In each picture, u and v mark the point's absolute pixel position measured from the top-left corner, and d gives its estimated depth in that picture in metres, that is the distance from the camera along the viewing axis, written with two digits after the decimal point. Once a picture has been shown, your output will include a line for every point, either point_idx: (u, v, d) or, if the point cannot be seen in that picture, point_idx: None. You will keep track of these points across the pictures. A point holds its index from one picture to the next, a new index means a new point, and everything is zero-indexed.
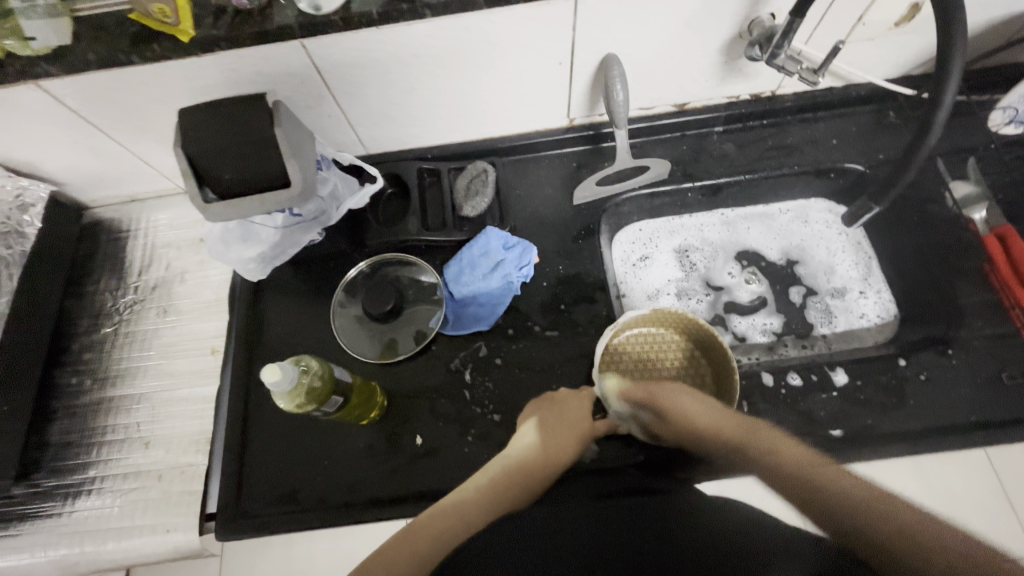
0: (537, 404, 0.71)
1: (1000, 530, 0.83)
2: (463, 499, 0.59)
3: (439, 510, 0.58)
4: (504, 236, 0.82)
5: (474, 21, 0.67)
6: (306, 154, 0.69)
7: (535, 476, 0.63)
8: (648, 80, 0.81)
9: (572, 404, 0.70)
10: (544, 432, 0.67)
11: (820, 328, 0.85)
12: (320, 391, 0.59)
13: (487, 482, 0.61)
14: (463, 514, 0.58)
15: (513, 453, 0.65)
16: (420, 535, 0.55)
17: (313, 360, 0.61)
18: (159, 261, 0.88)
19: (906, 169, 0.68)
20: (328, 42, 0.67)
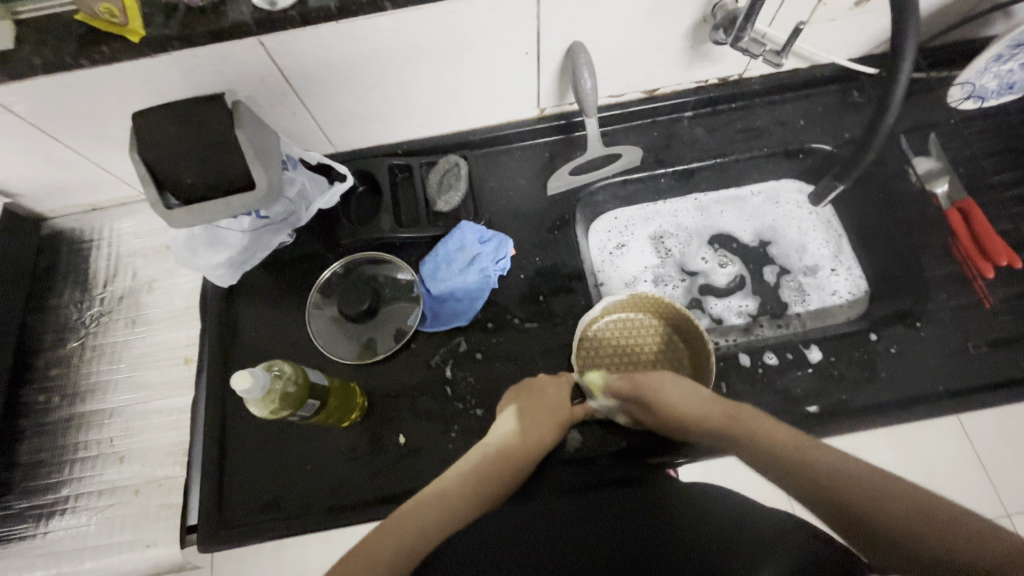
0: (516, 392, 0.72)
1: (975, 491, 0.86)
2: (446, 486, 0.59)
3: (421, 500, 0.57)
4: (479, 229, 0.82)
5: (436, 13, 0.66)
6: (270, 154, 0.67)
7: (517, 462, 0.63)
8: (616, 67, 0.81)
9: (550, 390, 0.72)
10: (524, 419, 0.68)
11: (794, 306, 0.86)
12: (295, 396, 0.58)
13: (468, 470, 0.61)
14: (446, 503, 0.57)
15: (491, 441, 0.65)
16: (401, 525, 0.53)
17: (287, 364, 0.59)
18: (125, 271, 0.86)
19: (869, 147, 0.70)
20: (286, 39, 0.65)
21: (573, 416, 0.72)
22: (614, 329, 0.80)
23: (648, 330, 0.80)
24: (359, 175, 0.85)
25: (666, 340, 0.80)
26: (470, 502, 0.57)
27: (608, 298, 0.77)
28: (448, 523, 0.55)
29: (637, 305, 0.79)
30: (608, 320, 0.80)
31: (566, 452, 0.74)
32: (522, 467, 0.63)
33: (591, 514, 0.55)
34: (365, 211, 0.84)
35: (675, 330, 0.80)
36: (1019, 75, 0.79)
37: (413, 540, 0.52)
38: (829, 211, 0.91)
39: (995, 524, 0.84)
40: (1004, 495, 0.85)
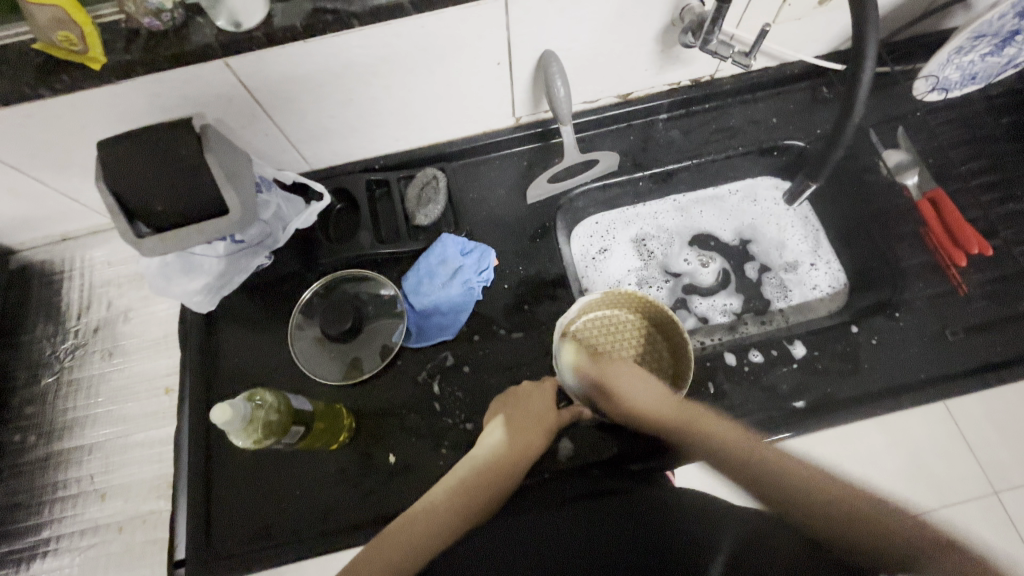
0: (502, 402, 0.72)
1: (964, 474, 0.87)
2: (437, 499, 0.59)
3: (414, 517, 0.57)
4: (460, 241, 0.81)
5: (405, 27, 0.66)
6: (243, 176, 0.66)
7: (503, 472, 0.63)
8: (589, 73, 0.81)
9: (536, 398, 0.72)
10: (511, 429, 0.68)
11: (776, 302, 0.87)
12: (279, 424, 0.56)
13: (456, 482, 0.61)
14: (435, 518, 0.57)
15: (479, 453, 0.65)
16: (395, 542, 0.55)
17: (267, 392, 0.57)
18: (99, 302, 0.84)
19: (839, 143, 0.71)
20: (253, 59, 0.64)
21: (561, 422, 0.71)
22: (595, 328, 0.79)
23: (630, 328, 0.80)
24: (337, 192, 0.84)
25: (649, 337, 0.80)
26: (458, 511, 0.58)
27: (587, 296, 0.76)
28: (437, 539, 0.55)
29: (625, 302, 0.79)
30: (592, 320, 0.79)
31: (559, 461, 0.74)
32: (508, 472, 0.63)
33: (577, 518, 0.56)
34: (344, 228, 0.83)
35: (659, 331, 0.79)
36: (981, 66, 0.81)
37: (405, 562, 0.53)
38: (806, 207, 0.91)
39: (984, 502, 0.86)
40: (990, 474, 0.87)
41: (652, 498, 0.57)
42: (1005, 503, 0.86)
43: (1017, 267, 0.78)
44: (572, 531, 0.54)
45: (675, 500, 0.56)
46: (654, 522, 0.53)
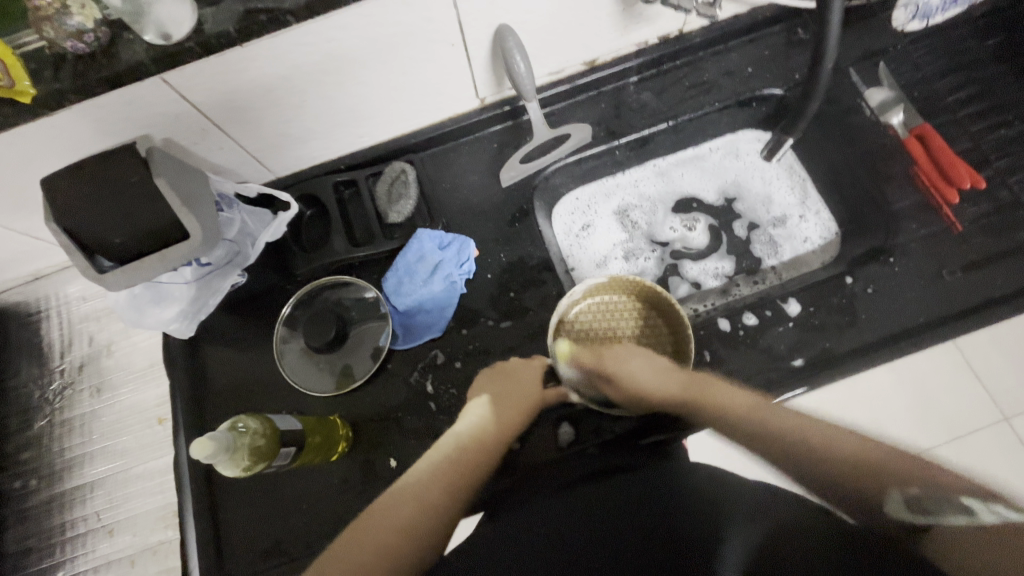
0: (490, 376, 0.70)
1: (975, 403, 0.93)
2: (421, 476, 0.59)
3: (401, 495, 0.56)
4: (437, 235, 0.79)
5: (345, 19, 0.62)
6: (201, 199, 0.64)
7: (489, 449, 0.63)
8: (550, 43, 0.77)
9: (524, 373, 0.70)
10: (497, 404, 0.66)
11: (767, 260, 0.84)
12: (266, 448, 0.54)
13: (442, 459, 0.61)
14: (422, 497, 0.56)
15: (463, 427, 0.64)
16: (384, 525, 0.54)
17: (251, 417, 0.55)
18: (80, 338, 0.82)
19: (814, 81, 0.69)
20: (191, 72, 0.61)
21: (546, 398, 0.70)
22: (597, 312, 0.79)
23: (623, 314, 0.79)
24: (305, 199, 0.81)
25: (649, 324, 0.78)
26: (446, 492, 0.58)
27: (588, 281, 0.75)
28: (433, 519, 0.55)
29: (611, 287, 0.78)
30: (592, 302, 0.79)
31: (561, 446, 0.73)
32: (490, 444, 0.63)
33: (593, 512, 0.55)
34: (318, 234, 0.81)
35: (658, 313, 0.78)
36: None
37: (398, 540, 0.53)
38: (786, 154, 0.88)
39: (997, 429, 0.92)
40: (1000, 401, 0.93)
41: (662, 486, 0.56)
42: (1014, 428, 0.93)
43: (1012, 198, 0.75)
44: (584, 526, 0.54)
45: (687, 487, 0.55)
46: (659, 503, 0.54)
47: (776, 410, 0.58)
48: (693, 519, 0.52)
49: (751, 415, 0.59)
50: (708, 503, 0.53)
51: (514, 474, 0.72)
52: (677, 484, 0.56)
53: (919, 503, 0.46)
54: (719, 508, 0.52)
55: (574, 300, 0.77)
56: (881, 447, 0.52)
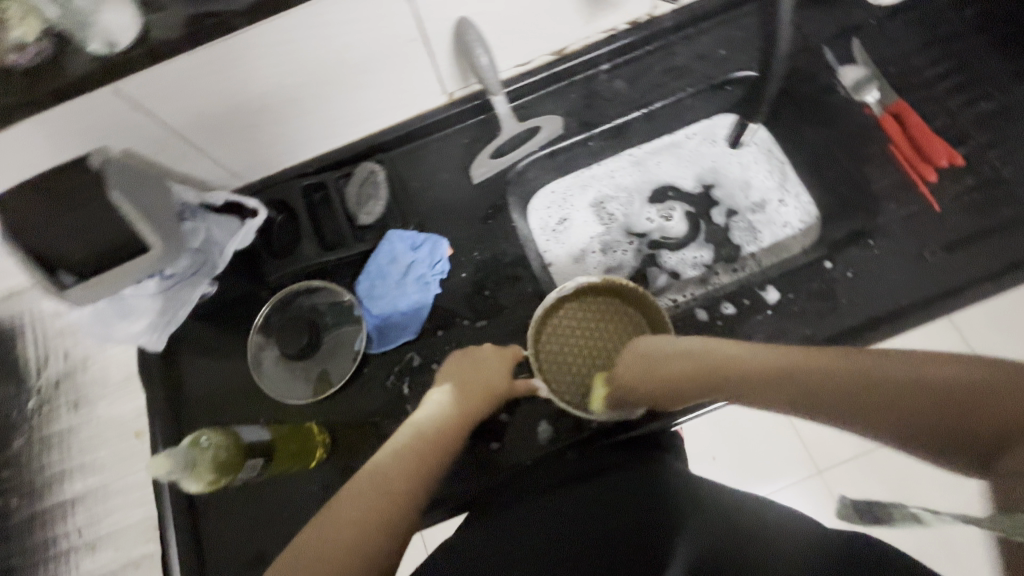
0: (456, 361, 0.68)
1: None
2: (380, 465, 0.56)
3: (359, 485, 0.54)
4: (409, 236, 0.78)
5: (296, 20, 0.60)
6: (161, 210, 0.63)
7: (446, 435, 0.60)
8: (515, 34, 0.75)
9: (492, 363, 0.68)
10: (457, 394, 0.64)
11: (746, 247, 0.83)
12: (232, 461, 0.54)
13: (403, 446, 0.58)
14: (382, 486, 0.54)
15: (424, 416, 0.62)
16: (339, 515, 0.52)
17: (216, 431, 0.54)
18: (56, 353, 0.81)
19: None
20: (141, 81, 0.59)
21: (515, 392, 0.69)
22: (580, 312, 0.78)
23: (608, 312, 0.78)
24: (273, 204, 0.80)
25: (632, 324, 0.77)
26: (406, 482, 0.55)
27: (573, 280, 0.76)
28: (404, 505, 0.54)
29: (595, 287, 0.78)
30: (576, 301, 0.78)
31: (540, 445, 0.73)
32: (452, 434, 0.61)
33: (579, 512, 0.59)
34: (287, 239, 0.79)
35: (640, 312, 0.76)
36: None
37: (366, 520, 0.52)
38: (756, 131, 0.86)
39: None
40: None
41: (645, 488, 0.60)
42: None
43: (993, 173, 0.74)
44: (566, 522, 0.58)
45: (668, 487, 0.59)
46: (638, 501, 0.58)
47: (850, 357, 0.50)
48: (664, 511, 0.56)
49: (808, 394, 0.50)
50: (672, 500, 0.57)
51: (499, 473, 0.72)
52: (656, 485, 0.60)
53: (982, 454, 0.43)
54: (693, 501, 0.56)
55: (557, 300, 0.76)
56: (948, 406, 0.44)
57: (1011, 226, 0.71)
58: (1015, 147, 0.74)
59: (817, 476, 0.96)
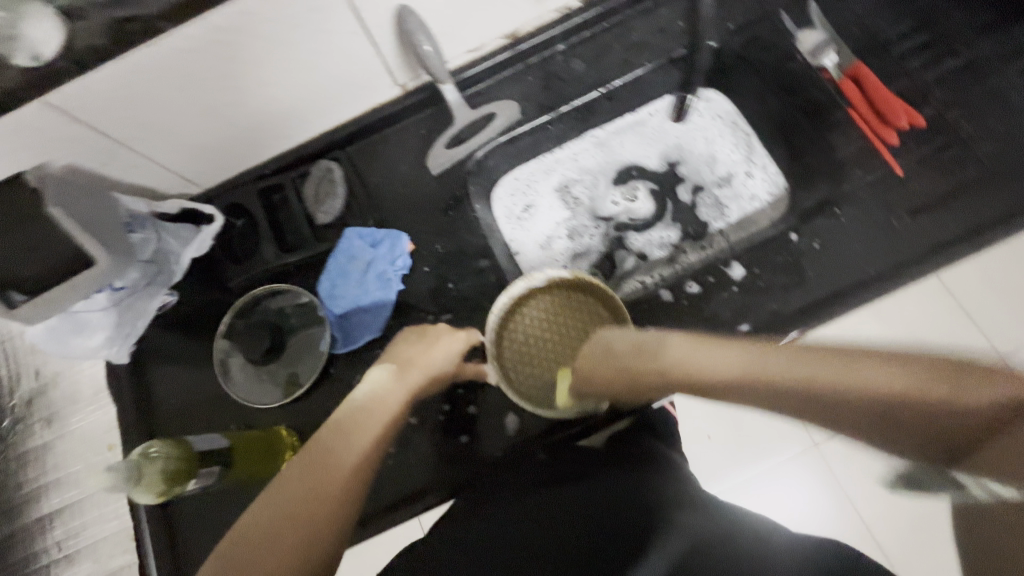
0: (407, 341, 0.66)
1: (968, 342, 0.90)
2: (333, 445, 0.55)
3: (314, 464, 0.53)
4: (368, 233, 0.77)
5: (224, 17, 0.58)
6: (108, 223, 0.62)
7: (392, 412, 0.60)
8: (462, 19, 0.73)
9: (444, 341, 0.67)
10: (399, 374, 0.63)
11: (714, 224, 0.82)
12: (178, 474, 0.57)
13: (354, 428, 0.57)
14: (336, 469, 0.53)
15: (368, 397, 0.60)
16: (288, 494, 0.51)
17: (164, 446, 0.57)
18: (26, 372, 0.81)
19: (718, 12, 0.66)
20: (73, 91, 0.58)
21: (462, 371, 0.69)
22: (551, 303, 0.76)
23: (578, 305, 0.76)
24: (232, 210, 0.80)
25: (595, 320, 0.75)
26: (358, 466, 0.54)
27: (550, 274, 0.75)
28: (353, 491, 0.53)
29: (570, 282, 0.76)
30: (546, 293, 0.76)
31: (507, 437, 0.72)
32: (395, 414, 0.60)
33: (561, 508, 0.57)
34: (246, 244, 0.78)
35: (607, 309, 0.75)
36: None
37: (314, 505, 0.51)
38: (717, 102, 0.84)
39: None
40: (995, 338, 0.90)
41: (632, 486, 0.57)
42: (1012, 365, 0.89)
43: (959, 132, 0.71)
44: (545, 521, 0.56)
45: (654, 488, 0.57)
46: (622, 500, 0.56)
47: (779, 362, 0.46)
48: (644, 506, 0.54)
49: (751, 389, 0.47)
50: (656, 501, 0.55)
51: (471, 465, 0.72)
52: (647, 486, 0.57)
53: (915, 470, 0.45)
54: (675, 501, 0.54)
55: (529, 290, 0.76)
56: (884, 413, 0.42)
57: (979, 185, 0.69)
58: (981, 103, 0.72)
59: (812, 450, 0.92)
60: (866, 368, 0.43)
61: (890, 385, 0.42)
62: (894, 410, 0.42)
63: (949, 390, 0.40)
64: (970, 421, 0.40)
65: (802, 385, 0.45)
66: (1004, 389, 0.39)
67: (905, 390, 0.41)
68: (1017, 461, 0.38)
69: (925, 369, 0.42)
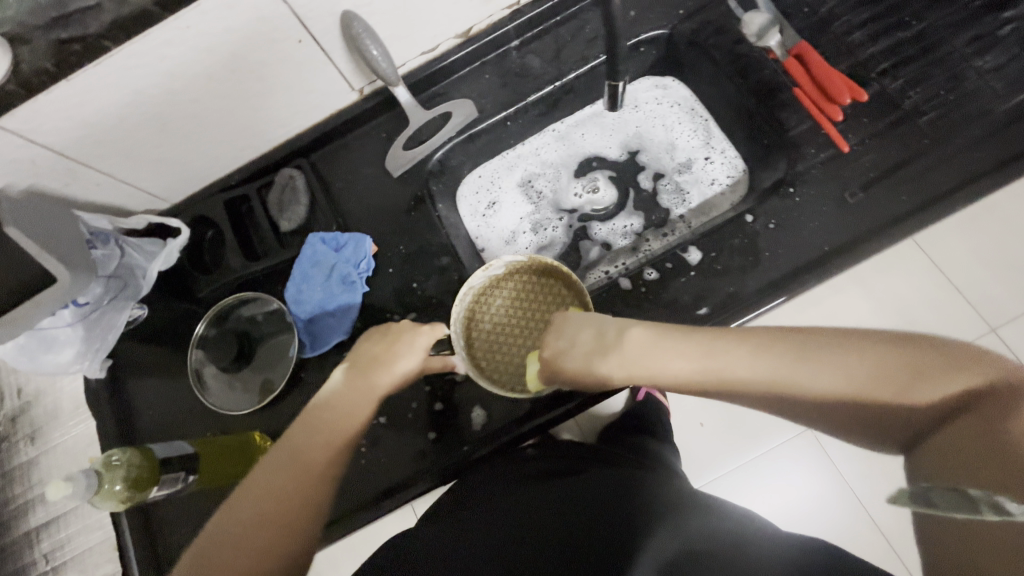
0: (370, 338, 0.65)
1: (955, 316, 0.87)
2: (302, 447, 0.56)
3: (283, 465, 0.54)
4: (331, 238, 0.78)
5: (168, 34, 0.59)
6: (69, 240, 0.64)
7: (355, 410, 0.60)
8: (410, 22, 0.74)
9: (411, 338, 0.65)
10: (356, 373, 0.63)
11: (675, 210, 0.82)
12: (138, 482, 0.60)
13: (322, 431, 0.57)
14: (305, 471, 0.54)
15: (333, 397, 0.60)
16: (261, 495, 0.52)
17: (123, 456, 0.60)
18: (9, 391, 0.83)
19: None
20: (26, 115, 0.60)
21: (430, 367, 0.69)
22: (514, 291, 0.78)
23: (540, 295, 0.77)
24: (198, 221, 0.80)
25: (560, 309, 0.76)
26: (328, 467, 0.55)
27: (513, 258, 0.75)
28: (323, 490, 0.54)
29: (530, 270, 0.77)
30: (508, 282, 0.78)
31: (474, 432, 0.73)
32: (361, 413, 0.60)
33: (541, 500, 0.56)
34: (215, 254, 0.80)
35: (572, 295, 0.75)
36: None
37: (282, 505, 0.52)
38: (675, 89, 0.85)
39: (980, 342, 0.87)
40: (984, 313, 0.87)
41: (611, 484, 0.57)
42: (1003, 339, 0.87)
43: (910, 106, 0.71)
44: (524, 511, 0.55)
45: (635, 488, 0.56)
46: (605, 496, 0.55)
47: (738, 360, 0.51)
48: (628, 505, 0.53)
49: (710, 389, 0.53)
50: (638, 500, 0.53)
51: (442, 462, 0.72)
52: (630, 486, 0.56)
53: (920, 493, 0.42)
54: (664, 503, 0.52)
55: (489, 280, 0.77)
56: (828, 408, 0.48)
57: (931, 157, 0.69)
58: (932, 76, 0.72)
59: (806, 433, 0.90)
60: (813, 361, 0.49)
61: (834, 384, 0.48)
62: (844, 400, 0.48)
63: (892, 395, 0.46)
64: (913, 415, 0.45)
65: (755, 384, 0.51)
66: (936, 394, 0.44)
67: (847, 386, 0.47)
68: (938, 465, 0.43)
69: (877, 371, 0.47)
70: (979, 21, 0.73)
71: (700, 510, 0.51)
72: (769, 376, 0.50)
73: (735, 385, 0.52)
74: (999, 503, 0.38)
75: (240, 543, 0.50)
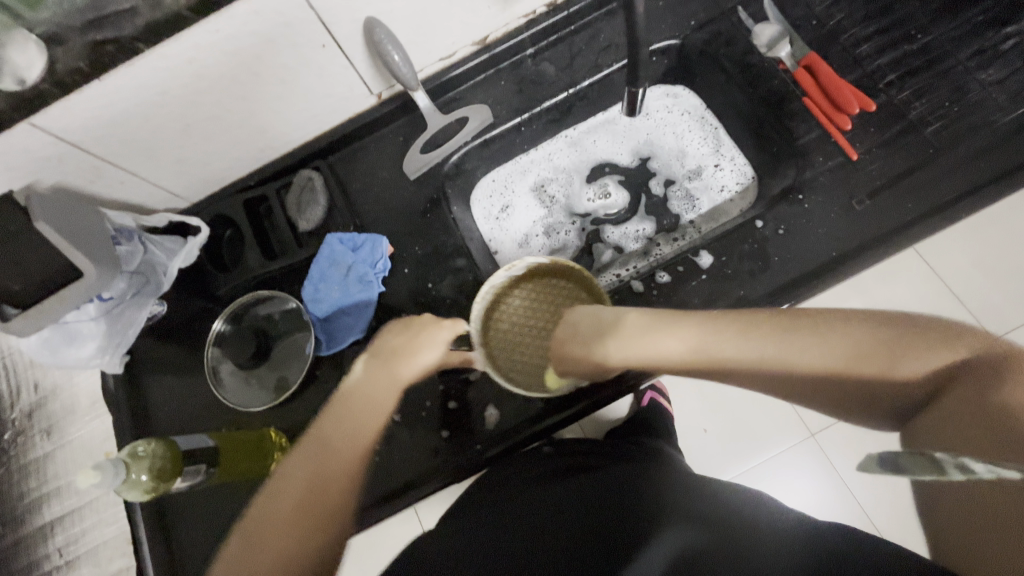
0: (388, 329, 0.67)
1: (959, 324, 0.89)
2: (329, 434, 0.57)
3: (312, 452, 0.56)
4: (347, 238, 0.79)
5: (198, 37, 0.61)
6: (93, 236, 0.65)
7: (378, 398, 0.62)
8: (429, 29, 0.76)
9: (429, 331, 0.67)
10: (375, 364, 0.65)
11: (685, 216, 0.84)
12: (163, 472, 0.61)
13: (348, 419, 0.59)
14: (335, 457, 0.56)
15: (356, 386, 0.62)
16: (292, 482, 0.54)
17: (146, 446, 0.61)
18: (25, 386, 0.84)
19: None
20: (58, 112, 0.61)
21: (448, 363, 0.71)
22: (529, 291, 0.79)
23: (556, 295, 0.79)
24: (216, 221, 0.82)
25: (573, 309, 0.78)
26: (355, 454, 0.57)
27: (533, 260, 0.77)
28: (353, 477, 0.56)
29: (547, 271, 0.79)
30: (525, 282, 0.79)
31: (487, 431, 0.74)
32: (385, 401, 0.62)
33: (562, 493, 0.58)
34: (233, 253, 0.81)
35: (587, 295, 0.77)
36: None
37: (312, 492, 0.53)
38: (685, 98, 0.87)
39: None
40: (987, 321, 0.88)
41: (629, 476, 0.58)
42: None
43: (915, 116, 0.73)
44: (549, 503, 0.57)
45: (652, 480, 0.57)
46: (626, 487, 0.56)
47: (733, 341, 0.56)
48: (648, 495, 0.54)
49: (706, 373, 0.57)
50: (657, 490, 0.55)
51: (454, 460, 0.73)
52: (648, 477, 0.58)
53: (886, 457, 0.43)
54: (685, 496, 0.53)
55: (507, 280, 0.78)
56: (817, 388, 0.52)
57: (936, 166, 0.71)
58: (936, 88, 0.74)
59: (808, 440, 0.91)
60: (806, 338, 0.52)
61: (819, 360, 0.51)
62: (830, 377, 0.51)
63: (883, 365, 0.49)
64: (903, 389, 0.49)
65: (751, 363, 0.54)
66: (923, 365, 0.47)
67: (830, 363, 0.51)
68: (933, 429, 0.45)
69: (866, 346, 0.50)
70: (982, 36, 0.75)
71: (717, 504, 0.52)
72: (762, 358, 0.54)
73: (731, 365, 0.56)
74: (965, 463, 0.40)
75: (274, 530, 0.51)
